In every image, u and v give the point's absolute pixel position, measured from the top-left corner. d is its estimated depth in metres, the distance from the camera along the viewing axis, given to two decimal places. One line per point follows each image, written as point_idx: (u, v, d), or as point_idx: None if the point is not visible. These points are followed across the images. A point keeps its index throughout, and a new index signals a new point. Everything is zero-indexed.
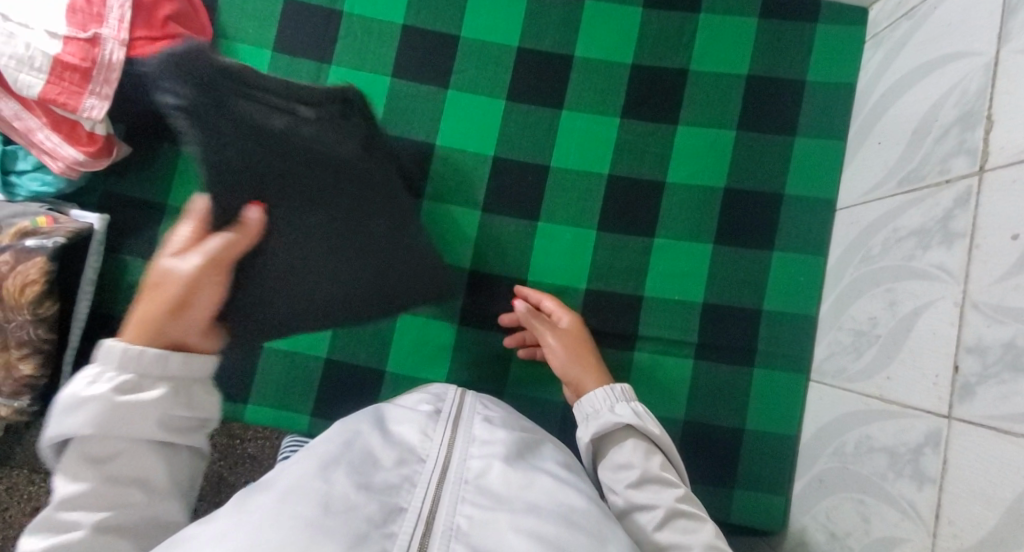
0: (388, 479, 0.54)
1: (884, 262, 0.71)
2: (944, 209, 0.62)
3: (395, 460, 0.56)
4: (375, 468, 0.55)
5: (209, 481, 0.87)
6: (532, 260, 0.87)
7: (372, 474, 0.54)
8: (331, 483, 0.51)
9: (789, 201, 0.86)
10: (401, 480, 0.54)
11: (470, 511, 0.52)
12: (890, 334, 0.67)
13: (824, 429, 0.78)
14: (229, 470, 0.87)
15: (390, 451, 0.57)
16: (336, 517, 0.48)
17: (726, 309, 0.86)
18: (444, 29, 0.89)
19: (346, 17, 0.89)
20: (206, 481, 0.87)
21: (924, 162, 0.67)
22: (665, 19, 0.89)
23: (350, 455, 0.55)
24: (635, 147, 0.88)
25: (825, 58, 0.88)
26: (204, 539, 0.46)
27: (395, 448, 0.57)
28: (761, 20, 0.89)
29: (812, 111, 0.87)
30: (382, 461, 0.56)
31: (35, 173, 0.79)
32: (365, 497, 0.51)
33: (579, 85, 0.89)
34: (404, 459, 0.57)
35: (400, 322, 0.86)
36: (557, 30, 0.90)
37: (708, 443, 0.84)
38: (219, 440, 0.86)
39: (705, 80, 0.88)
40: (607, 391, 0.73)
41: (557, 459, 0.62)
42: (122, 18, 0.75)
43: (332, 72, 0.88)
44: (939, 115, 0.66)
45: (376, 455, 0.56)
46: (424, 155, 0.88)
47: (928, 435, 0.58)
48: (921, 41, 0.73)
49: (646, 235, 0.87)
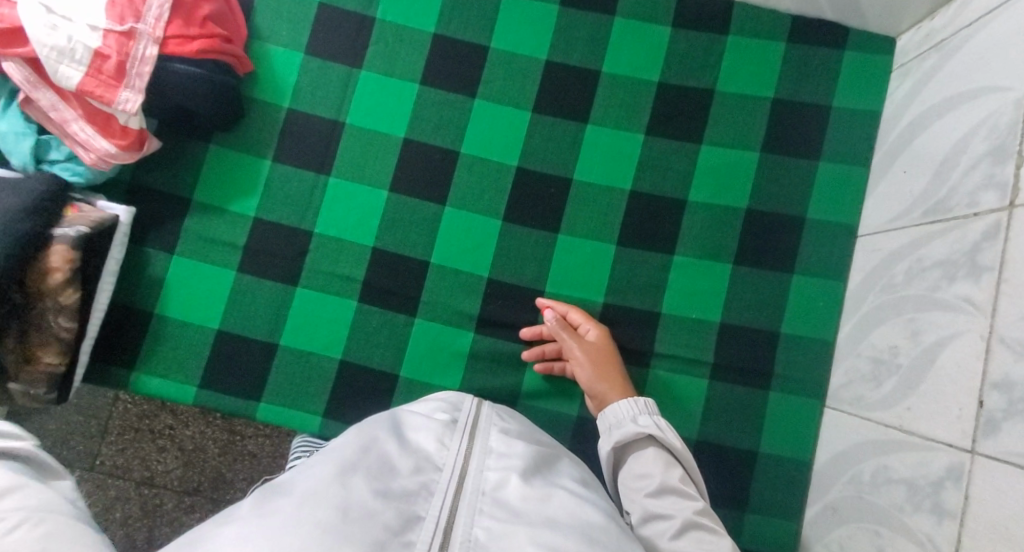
0: (406, 487, 0.54)
1: (907, 291, 0.71)
2: (971, 241, 0.62)
3: (413, 468, 0.56)
4: (393, 475, 0.55)
5: (207, 476, 0.89)
6: (552, 272, 0.87)
7: (391, 480, 0.54)
8: (350, 488, 0.51)
9: (811, 225, 0.86)
10: (418, 488, 0.55)
11: (487, 523, 0.53)
12: (912, 364, 0.67)
13: (839, 456, 0.78)
14: (228, 467, 0.89)
15: (408, 458, 0.57)
16: (355, 524, 0.48)
17: (743, 331, 0.85)
18: (474, 40, 0.90)
19: (378, 23, 0.90)
20: (205, 477, 0.89)
21: (951, 194, 0.67)
22: (693, 39, 0.90)
23: (369, 461, 0.55)
24: (659, 165, 0.88)
25: (852, 84, 0.88)
26: (224, 541, 0.47)
27: (412, 456, 0.57)
28: (789, 45, 0.89)
29: (838, 137, 0.87)
30: (400, 468, 0.56)
31: (66, 164, 0.79)
32: (383, 504, 0.51)
33: (605, 101, 0.89)
34: (421, 467, 0.57)
35: (417, 327, 0.86)
36: (585, 45, 0.90)
37: (721, 465, 0.83)
38: (218, 436, 0.89)
39: (731, 101, 0.89)
40: (630, 402, 0.73)
41: (573, 474, 0.62)
42: (160, 16, 0.76)
43: (361, 77, 0.89)
44: (968, 147, 0.66)
45: (394, 462, 0.56)
46: (449, 162, 0.88)
47: (950, 469, 0.58)
48: (950, 73, 0.73)
49: (666, 253, 0.87)
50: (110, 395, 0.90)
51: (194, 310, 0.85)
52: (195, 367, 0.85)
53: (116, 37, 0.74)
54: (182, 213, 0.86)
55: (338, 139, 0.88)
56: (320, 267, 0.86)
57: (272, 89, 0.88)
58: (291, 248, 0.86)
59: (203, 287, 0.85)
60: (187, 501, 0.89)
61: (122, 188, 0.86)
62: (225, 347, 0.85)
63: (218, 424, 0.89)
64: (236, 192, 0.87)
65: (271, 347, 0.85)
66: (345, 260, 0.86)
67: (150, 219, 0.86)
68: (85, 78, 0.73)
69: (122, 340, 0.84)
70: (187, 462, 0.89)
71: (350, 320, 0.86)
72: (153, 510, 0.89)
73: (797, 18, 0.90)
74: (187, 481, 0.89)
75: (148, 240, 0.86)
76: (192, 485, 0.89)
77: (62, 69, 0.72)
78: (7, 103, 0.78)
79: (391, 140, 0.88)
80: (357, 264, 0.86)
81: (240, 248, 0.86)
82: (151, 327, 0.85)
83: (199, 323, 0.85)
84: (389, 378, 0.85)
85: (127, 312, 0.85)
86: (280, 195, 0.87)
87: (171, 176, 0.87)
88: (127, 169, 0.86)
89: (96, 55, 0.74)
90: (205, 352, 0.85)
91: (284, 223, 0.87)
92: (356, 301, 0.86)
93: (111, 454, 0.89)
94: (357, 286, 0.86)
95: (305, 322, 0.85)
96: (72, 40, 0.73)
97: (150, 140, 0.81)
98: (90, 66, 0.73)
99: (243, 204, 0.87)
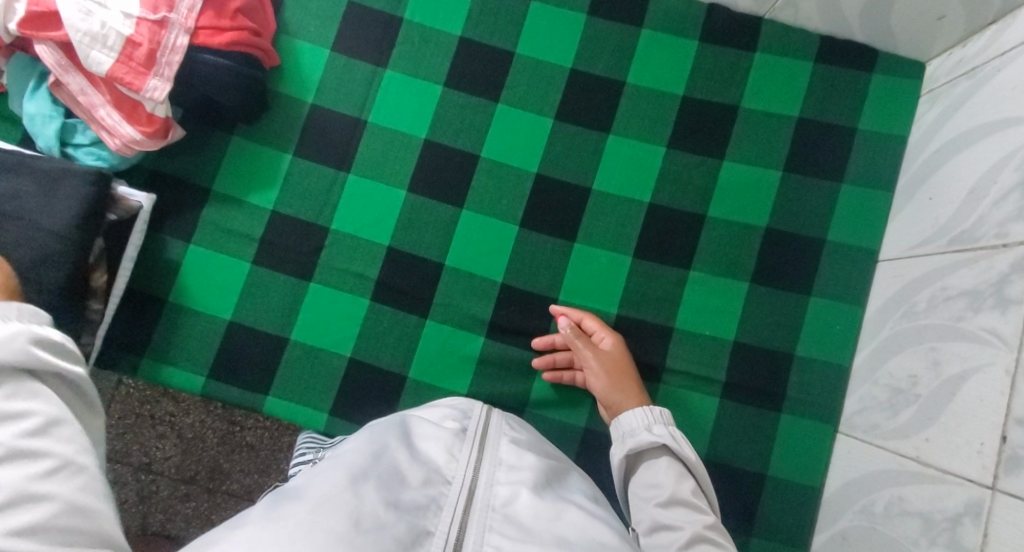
0: (416, 499, 0.54)
1: (929, 320, 0.70)
2: (998, 273, 0.61)
3: (423, 479, 0.56)
4: (403, 486, 0.54)
5: (205, 466, 0.87)
6: (566, 281, 0.86)
7: (402, 491, 0.54)
8: (362, 496, 0.51)
9: (831, 247, 0.85)
10: (428, 502, 0.54)
11: (499, 542, 0.52)
12: (931, 395, 0.66)
13: (851, 484, 0.77)
14: (226, 457, 0.87)
15: (418, 469, 0.57)
16: (366, 535, 0.48)
17: (757, 350, 0.84)
18: (500, 45, 0.90)
19: (405, 24, 0.90)
20: (202, 467, 0.87)
21: (979, 224, 0.66)
22: (720, 55, 0.89)
23: (380, 469, 0.55)
24: (680, 178, 0.88)
25: (880, 108, 0.87)
26: (235, 541, 0.47)
27: (422, 467, 0.57)
28: (817, 65, 0.88)
29: (861, 159, 0.87)
30: (410, 479, 0.55)
31: (90, 148, 0.79)
32: (394, 516, 0.51)
33: (629, 112, 0.89)
34: (431, 479, 0.56)
35: (427, 329, 0.85)
36: (611, 55, 0.90)
37: (730, 485, 0.82)
38: (217, 426, 0.87)
39: (756, 118, 0.88)
40: (645, 411, 0.72)
41: (585, 492, 0.61)
42: (192, 7, 0.77)
43: (385, 78, 0.89)
44: (998, 176, 0.65)
45: (405, 473, 0.56)
46: (468, 165, 0.88)
47: (969, 505, 0.57)
48: (982, 101, 0.72)
49: (682, 268, 0.86)
50: (113, 379, 0.87)
51: (207, 300, 0.85)
52: (205, 357, 0.84)
53: (148, 26, 0.75)
54: (200, 202, 0.86)
55: (359, 136, 0.88)
56: (335, 263, 0.86)
57: (296, 84, 0.89)
58: (307, 243, 0.86)
59: (216, 278, 0.85)
60: (183, 490, 0.87)
61: (142, 175, 0.86)
62: (236, 339, 0.85)
63: (217, 412, 0.87)
64: (256, 185, 0.87)
65: (281, 342, 0.85)
66: (360, 258, 0.86)
67: (168, 207, 0.86)
68: (116, 64, 0.73)
69: (135, 325, 0.84)
70: (187, 449, 0.87)
71: (361, 318, 0.85)
72: (149, 497, 0.87)
73: (826, 38, 0.89)
74: (185, 469, 0.87)
75: (165, 227, 0.86)
76: (189, 473, 0.87)
77: (93, 54, 0.73)
78: (36, 86, 0.78)
79: (412, 140, 0.88)
80: (371, 263, 0.86)
81: (255, 241, 0.86)
82: (164, 314, 0.84)
83: (212, 313, 0.85)
84: (398, 378, 0.84)
85: (138, 298, 0.85)
86: (299, 190, 0.87)
87: (191, 166, 0.87)
88: (147, 157, 0.86)
89: (127, 42, 0.74)
90: (215, 343, 0.84)
91: (302, 217, 0.86)
92: (369, 299, 0.85)
93: (112, 438, 0.87)
94: (370, 284, 0.86)
95: (316, 317, 0.85)
96: (105, 27, 0.73)
97: (174, 129, 0.81)
98: (121, 53, 0.73)
99: (263, 196, 0.87)
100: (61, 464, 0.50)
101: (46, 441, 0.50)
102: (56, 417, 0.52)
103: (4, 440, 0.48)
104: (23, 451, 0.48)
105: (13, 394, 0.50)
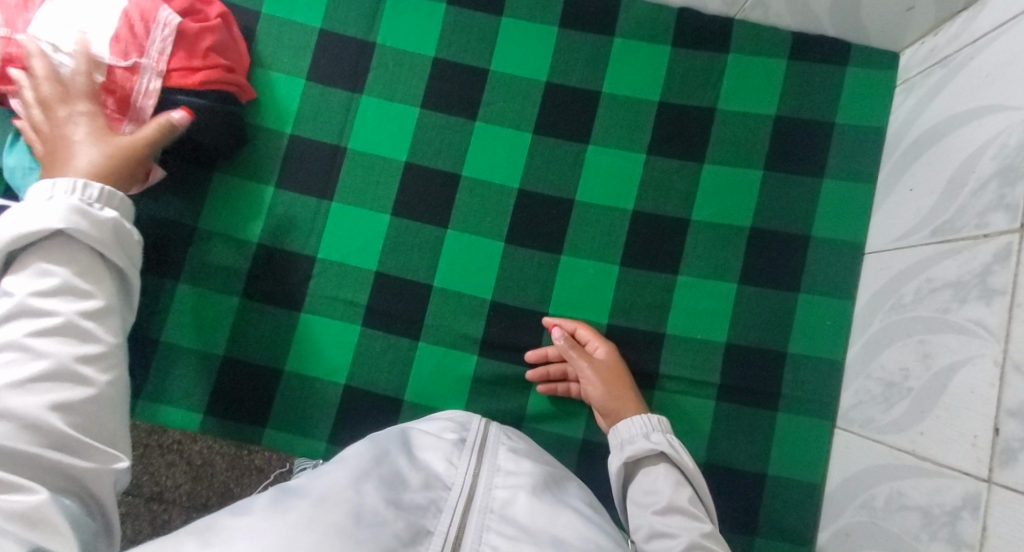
0: (415, 500, 0.54)
1: (916, 313, 0.70)
2: (982, 263, 0.61)
3: (422, 483, 0.56)
4: (404, 488, 0.55)
5: (216, 491, 0.83)
6: (555, 294, 0.86)
7: (403, 492, 0.54)
8: (363, 495, 0.52)
9: (816, 243, 0.86)
10: (428, 503, 0.55)
11: (495, 541, 0.53)
12: (923, 388, 0.66)
13: (851, 479, 0.76)
14: (237, 481, 0.83)
15: (418, 474, 0.57)
16: (366, 530, 0.49)
17: (750, 350, 0.84)
18: (475, 63, 0.90)
19: (378, 48, 0.90)
20: (214, 493, 0.83)
21: (959, 214, 0.66)
22: (693, 58, 0.90)
23: (380, 472, 0.55)
24: (661, 184, 0.88)
25: (856, 101, 0.87)
26: (239, 533, 0.48)
27: (422, 472, 0.58)
28: (791, 62, 0.89)
29: (842, 153, 0.87)
30: (411, 482, 0.56)
31: None
32: (393, 514, 0.52)
33: (606, 121, 0.89)
34: (431, 483, 0.57)
35: (420, 351, 0.85)
36: (585, 65, 0.90)
37: (731, 487, 0.82)
38: (225, 450, 0.83)
39: (734, 118, 0.88)
40: (643, 419, 0.73)
41: (582, 498, 0.61)
42: (163, 50, 0.77)
43: (362, 103, 0.89)
44: (976, 166, 0.65)
45: (405, 476, 0.56)
46: (451, 185, 0.88)
47: (966, 498, 0.57)
48: (956, 89, 0.72)
49: (670, 273, 0.86)
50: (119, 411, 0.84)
51: (198, 337, 0.85)
52: (201, 393, 0.84)
53: (120, 73, 0.75)
54: (187, 240, 0.86)
55: (340, 163, 0.88)
56: (324, 291, 0.86)
57: (274, 116, 0.89)
58: (295, 273, 0.86)
59: (207, 314, 0.85)
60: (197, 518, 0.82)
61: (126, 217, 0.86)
62: (230, 374, 0.85)
63: (225, 437, 0.84)
64: (241, 218, 0.87)
65: (275, 373, 0.85)
66: (349, 284, 0.86)
67: (156, 248, 0.86)
68: None
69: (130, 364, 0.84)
70: (197, 476, 0.83)
71: (354, 344, 0.85)
72: (161, 528, 0.82)
73: (798, 34, 0.89)
74: (197, 496, 0.83)
75: (153, 268, 0.86)
76: (201, 500, 0.83)
77: None
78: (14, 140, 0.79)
79: (393, 163, 0.88)
80: (360, 289, 0.86)
81: (244, 275, 0.86)
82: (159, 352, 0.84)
83: (203, 349, 0.85)
84: (393, 402, 0.85)
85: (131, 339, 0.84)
86: (284, 220, 0.87)
87: (175, 206, 0.87)
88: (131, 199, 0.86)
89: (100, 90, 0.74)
90: (209, 379, 0.85)
91: (288, 248, 0.87)
92: (360, 325, 0.86)
93: None
94: (360, 311, 0.86)
95: (308, 347, 0.85)
96: None
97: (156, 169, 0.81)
98: None
99: (249, 229, 0.87)
100: (105, 350, 0.55)
101: (99, 324, 0.55)
102: (109, 304, 0.57)
103: (70, 313, 0.53)
104: (81, 326, 0.54)
105: (76, 274, 0.55)
